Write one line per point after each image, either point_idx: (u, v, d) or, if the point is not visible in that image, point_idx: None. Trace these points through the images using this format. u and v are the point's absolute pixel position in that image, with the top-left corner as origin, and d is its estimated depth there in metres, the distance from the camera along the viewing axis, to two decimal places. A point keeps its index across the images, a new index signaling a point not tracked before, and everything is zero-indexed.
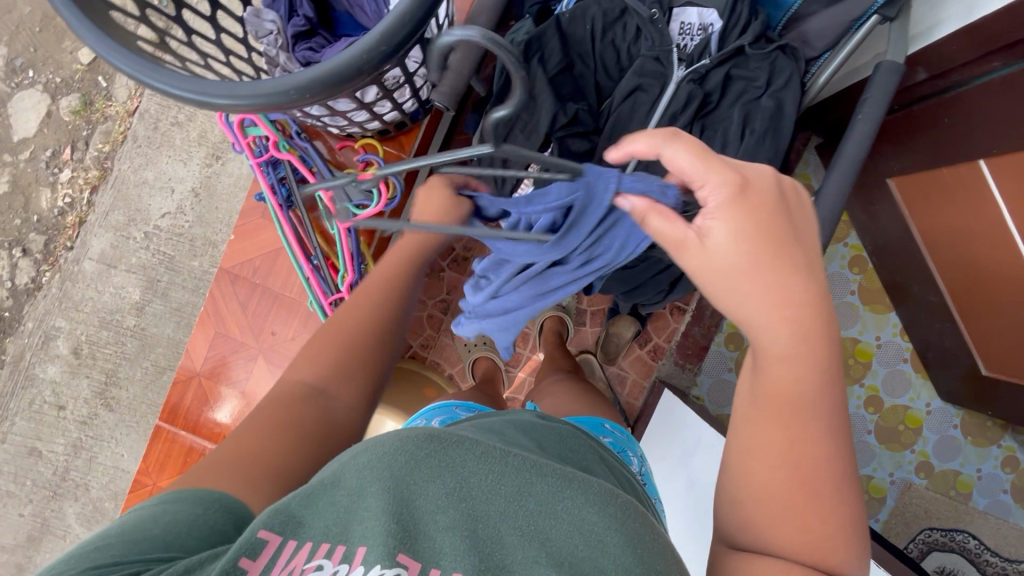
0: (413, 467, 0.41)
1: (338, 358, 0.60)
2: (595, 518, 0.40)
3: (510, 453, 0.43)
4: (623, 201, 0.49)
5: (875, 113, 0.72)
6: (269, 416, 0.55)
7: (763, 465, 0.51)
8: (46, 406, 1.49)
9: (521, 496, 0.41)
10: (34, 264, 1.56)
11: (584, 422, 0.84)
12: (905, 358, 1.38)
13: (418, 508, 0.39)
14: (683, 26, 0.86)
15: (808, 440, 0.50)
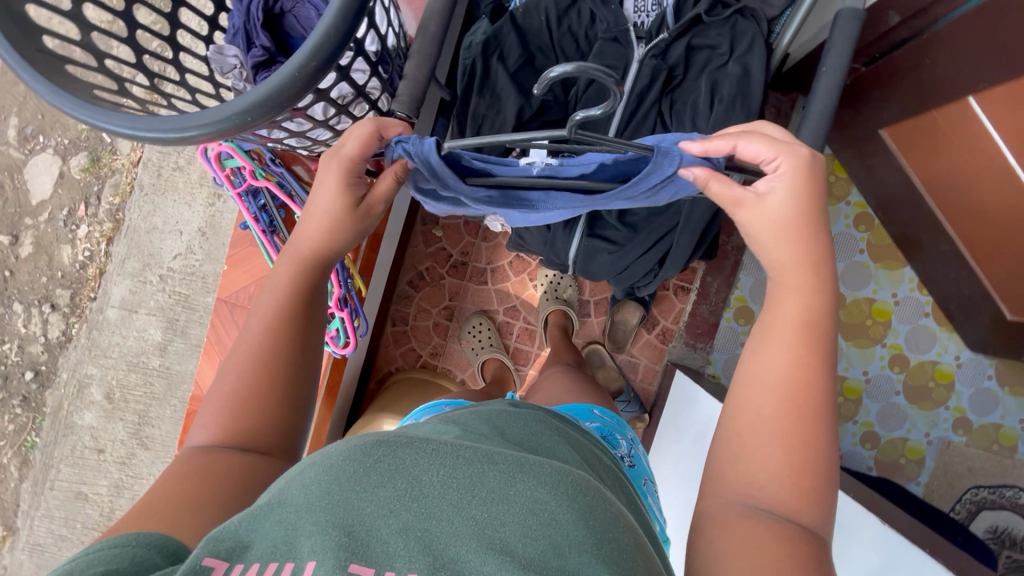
0: (361, 476, 0.43)
1: (244, 404, 0.56)
2: (547, 498, 0.43)
3: (459, 448, 0.45)
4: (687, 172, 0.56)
5: (839, 63, 0.71)
6: (182, 473, 0.51)
7: (762, 408, 0.51)
8: (87, 451, 1.56)
9: (474, 485, 0.43)
10: (63, 317, 1.65)
11: (571, 410, 0.85)
12: (926, 313, 1.33)
13: (370, 515, 0.41)
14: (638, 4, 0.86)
15: (808, 379, 0.51)
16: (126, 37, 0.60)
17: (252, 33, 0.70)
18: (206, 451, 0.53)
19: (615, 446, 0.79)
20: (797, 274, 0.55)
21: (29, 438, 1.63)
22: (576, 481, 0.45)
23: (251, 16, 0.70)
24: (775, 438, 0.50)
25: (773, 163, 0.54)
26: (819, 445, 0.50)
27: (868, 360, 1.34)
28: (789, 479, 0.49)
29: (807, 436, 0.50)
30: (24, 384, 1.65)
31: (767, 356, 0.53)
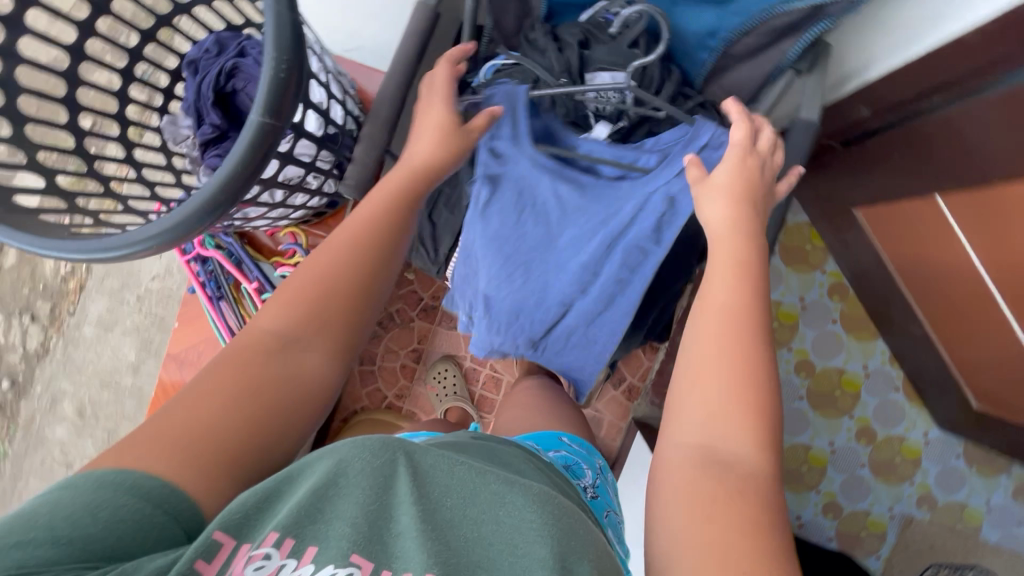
0: (368, 477, 0.45)
1: (302, 314, 0.57)
2: (534, 516, 0.45)
3: (458, 463, 0.48)
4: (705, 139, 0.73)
5: (790, 172, 0.71)
6: (238, 359, 0.54)
7: (708, 358, 0.55)
8: (57, 465, 1.58)
9: (468, 500, 0.46)
10: (42, 329, 1.66)
11: (538, 438, 0.82)
12: (897, 387, 1.31)
13: (374, 513, 0.44)
14: (597, 92, 0.78)
15: (746, 333, 0.56)
16: (68, 123, 0.61)
17: (205, 112, 0.71)
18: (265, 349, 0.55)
19: (579, 475, 0.76)
20: (725, 231, 0.62)
21: None
22: (561, 504, 0.48)
23: (204, 98, 0.70)
24: (722, 388, 0.53)
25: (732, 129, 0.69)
26: (760, 385, 0.54)
27: (834, 432, 1.32)
28: (736, 413, 0.52)
29: (754, 381, 0.54)
30: None
31: (699, 353, 0.56)
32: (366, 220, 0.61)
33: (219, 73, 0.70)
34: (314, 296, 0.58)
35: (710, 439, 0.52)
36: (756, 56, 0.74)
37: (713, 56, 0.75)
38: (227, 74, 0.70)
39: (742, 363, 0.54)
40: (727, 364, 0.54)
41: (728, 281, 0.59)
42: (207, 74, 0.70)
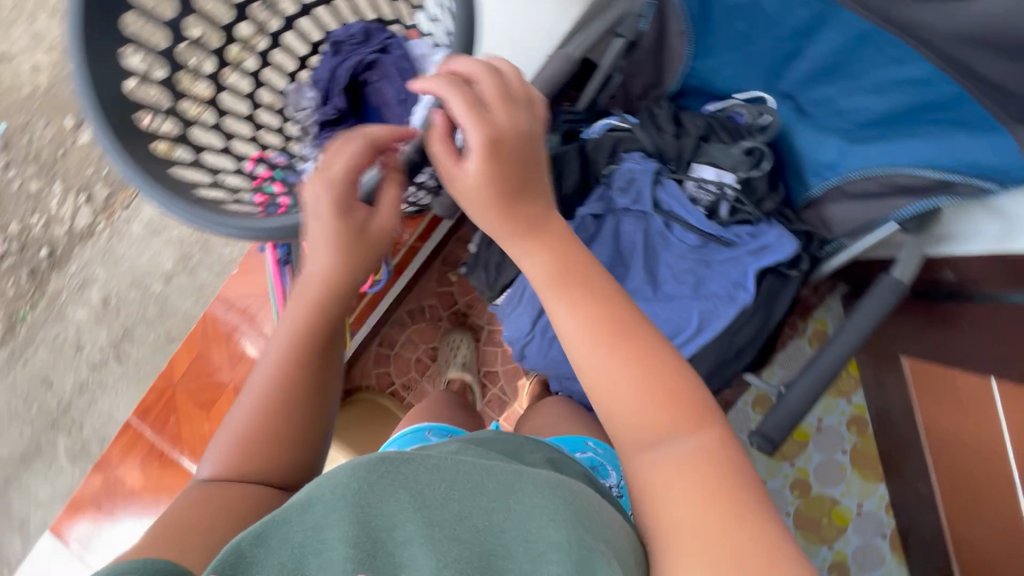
0: (368, 491, 0.42)
1: (250, 442, 0.58)
2: (545, 501, 0.44)
3: (457, 460, 0.46)
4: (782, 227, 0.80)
5: (863, 325, 0.70)
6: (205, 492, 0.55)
7: (622, 401, 0.49)
8: (68, 343, 1.63)
9: (474, 494, 0.44)
10: (92, 212, 1.72)
11: (564, 439, 0.84)
12: (884, 534, 1.28)
13: (377, 526, 0.41)
14: (699, 183, 0.81)
15: (637, 355, 0.50)
16: (212, 73, 0.64)
17: (333, 94, 0.74)
18: (219, 483, 0.55)
19: (606, 477, 0.79)
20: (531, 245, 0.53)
21: (22, 309, 1.70)
22: (570, 488, 0.47)
23: (338, 80, 0.73)
24: (637, 414, 0.48)
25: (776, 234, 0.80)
26: (669, 390, 0.49)
27: (810, 556, 1.30)
28: (661, 418, 0.48)
29: (672, 400, 0.48)
30: (37, 259, 1.73)
31: (592, 366, 0.50)
32: (299, 328, 0.60)
33: (360, 62, 0.73)
34: (269, 407, 0.59)
35: (644, 444, 0.48)
36: (863, 200, 0.73)
37: (824, 185, 0.76)
38: (365, 65, 0.73)
39: (622, 333, 0.50)
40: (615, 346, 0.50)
41: (535, 245, 0.53)
42: (348, 59, 0.73)
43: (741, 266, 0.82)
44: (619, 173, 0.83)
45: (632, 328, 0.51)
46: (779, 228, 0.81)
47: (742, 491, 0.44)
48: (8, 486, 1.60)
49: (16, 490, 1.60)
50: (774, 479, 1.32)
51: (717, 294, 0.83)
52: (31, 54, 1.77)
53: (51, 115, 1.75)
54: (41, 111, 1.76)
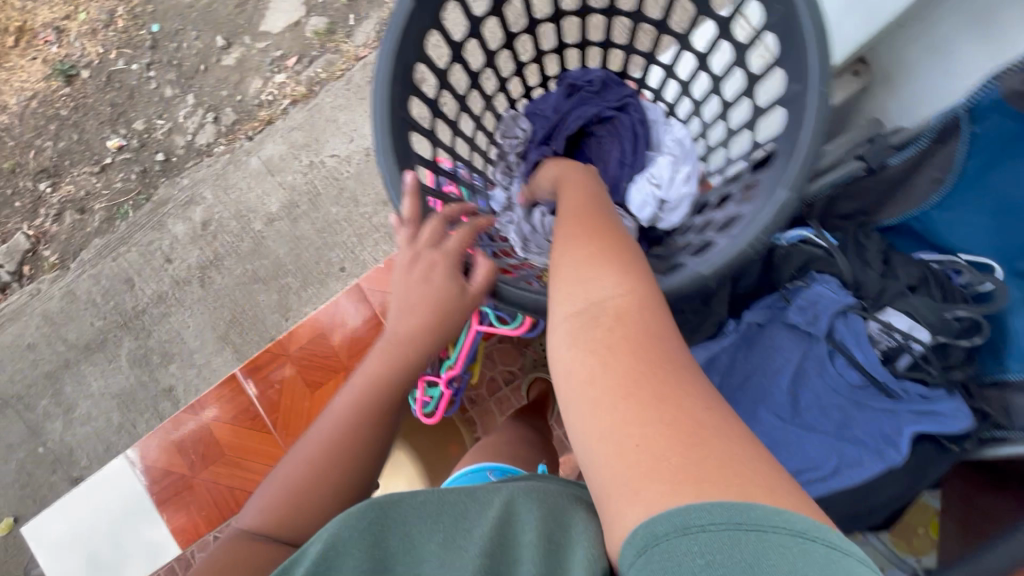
0: (364, 539, 0.50)
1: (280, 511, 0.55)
2: (516, 511, 0.51)
3: (441, 497, 0.54)
4: (956, 398, 0.75)
5: None
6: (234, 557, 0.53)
7: (581, 290, 0.45)
8: (159, 252, 1.65)
9: (456, 523, 0.52)
10: (215, 133, 1.74)
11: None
12: None
13: (369, 560, 0.49)
14: (884, 329, 0.76)
15: (607, 252, 0.48)
16: (461, 95, 0.63)
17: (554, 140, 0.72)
18: (251, 540, 0.54)
19: None
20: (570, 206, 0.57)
21: (124, 206, 1.74)
22: (544, 494, 0.54)
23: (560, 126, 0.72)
24: (589, 289, 0.45)
25: (947, 404, 0.75)
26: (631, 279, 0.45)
27: None
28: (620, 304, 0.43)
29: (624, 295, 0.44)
30: (151, 161, 1.76)
31: (574, 275, 0.47)
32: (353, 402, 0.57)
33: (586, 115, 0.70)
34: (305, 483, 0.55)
35: (582, 331, 0.43)
36: None
37: None
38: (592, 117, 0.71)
39: (594, 244, 0.49)
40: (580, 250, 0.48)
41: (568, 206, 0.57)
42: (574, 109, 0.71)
43: (897, 421, 0.78)
44: (806, 293, 0.80)
45: (602, 237, 0.50)
46: (957, 400, 0.75)
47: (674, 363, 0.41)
48: (65, 369, 1.64)
49: (71, 375, 1.64)
50: None
51: (863, 442, 0.79)
52: None
53: (204, 29, 1.78)
54: (196, 22, 1.79)
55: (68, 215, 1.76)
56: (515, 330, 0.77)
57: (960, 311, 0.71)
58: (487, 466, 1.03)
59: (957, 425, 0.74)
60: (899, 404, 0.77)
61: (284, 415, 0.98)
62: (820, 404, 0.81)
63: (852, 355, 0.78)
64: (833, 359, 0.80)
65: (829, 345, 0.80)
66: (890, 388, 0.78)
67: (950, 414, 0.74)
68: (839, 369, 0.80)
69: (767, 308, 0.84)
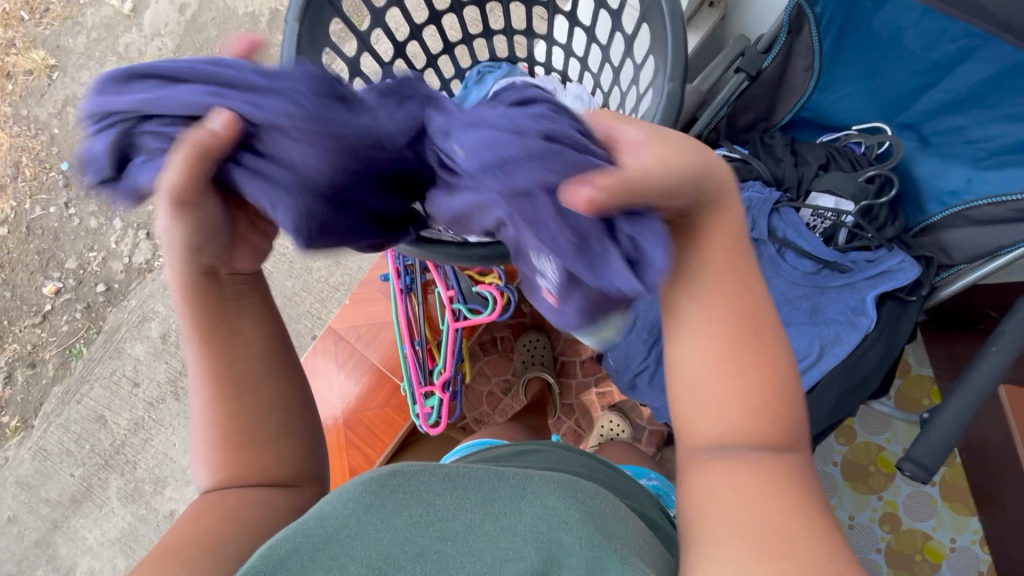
0: (378, 508, 0.47)
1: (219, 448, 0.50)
2: (556, 502, 0.51)
3: (470, 471, 0.53)
4: (894, 251, 0.81)
5: (1010, 349, 0.69)
6: (202, 511, 0.48)
7: (705, 376, 0.45)
8: (124, 379, 1.60)
9: (488, 502, 0.50)
10: (152, 247, 1.73)
11: (632, 468, 1.06)
12: (981, 572, 1.23)
13: (388, 542, 0.45)
14: (816, 212, 0.82)
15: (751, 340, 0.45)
16: None
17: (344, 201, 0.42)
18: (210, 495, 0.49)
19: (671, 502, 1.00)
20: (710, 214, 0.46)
21: (75, 345, 1.69)
22: (579, 488, 0.53)
23: (234, 75, 0.40)
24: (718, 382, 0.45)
25: (893, 258, 0.81)
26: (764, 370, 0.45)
27: None
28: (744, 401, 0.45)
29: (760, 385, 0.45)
30: (93, 294, 1.73)
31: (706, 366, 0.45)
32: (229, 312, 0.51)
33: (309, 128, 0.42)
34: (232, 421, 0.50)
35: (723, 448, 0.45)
36: (992, 225, 0.74)
37: (946, 211, 0.77)
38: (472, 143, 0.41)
39: (743, 351, 0.45)
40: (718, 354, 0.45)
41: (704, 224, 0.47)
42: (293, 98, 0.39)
43: (858, 292, 0.83)
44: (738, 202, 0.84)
45: (755, 335, 0.46)
46: (899, 254, 0.81)
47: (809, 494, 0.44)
48: (56, 530, 1.55)
49: (64, 534, 1.55)
50: (860, 513, 1.27)
51: (835, 319, 0.84)
52: None
53: None
54: None
55: (18, 373, 1.69)
56: (489, 316, 0.79)
57: (872, 172, 0.78)
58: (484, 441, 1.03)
59: (908, 274, 0.80)
60: (853, 275, 0.83)
61: None
62: (785, 301, 0.86)
63: (796, 245, 0.84)
64: (783, 255, 0.86)
65: (777, 244, 0.85)
66: (843, 263, 0.84)
67: (897, 263, 0.81)
68: (790, 261, 0.86)
69: None
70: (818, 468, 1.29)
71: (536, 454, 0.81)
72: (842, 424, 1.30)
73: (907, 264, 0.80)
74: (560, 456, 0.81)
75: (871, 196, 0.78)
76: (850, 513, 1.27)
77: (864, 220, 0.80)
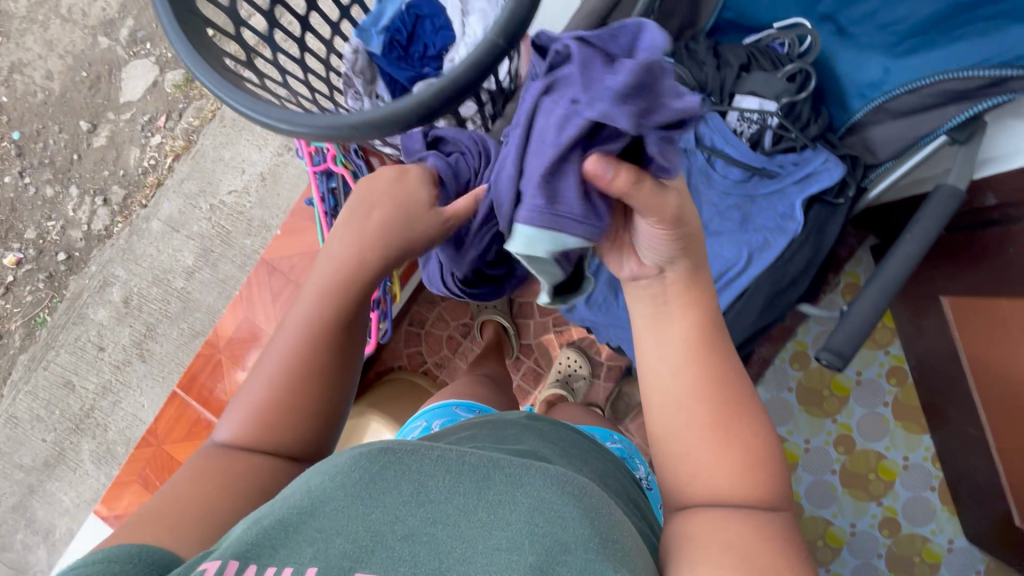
0: (370, 483, 0.47)
1: (265, 415, 0.58)
2: (552, 496, 0.48)
3: (466, 455, 0.50)
4: (816, 150, 0.81)
5: (924, 235, 0.70)
6: (202, 470, 0.54)
7: (693, 439, 0.55)
8: (89, 344, 1.60)
9: (481, 488, 0.48)
10: (110, 213, 1.72)
11: (595, 430, 0.98)
12: (932, 487, 1.26)
13: (376, 520, 0.45)
14: (742, 115, 0.82)
15: (734, 425, 0.55)
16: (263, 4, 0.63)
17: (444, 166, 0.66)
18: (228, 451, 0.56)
19: (636, 468, 0.91)
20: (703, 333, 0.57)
21: (40, 314, 1.69)
22: (579, 483, 0.50)
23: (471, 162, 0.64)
24: (703, 446, 0.54)
25: (814, 157, 0.81)
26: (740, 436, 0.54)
27: (859, 514, 1.27)
28: (726, 459, 0.53)
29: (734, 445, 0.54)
30: (54, 264, 1.72)
31: (691, 441, 0.55)
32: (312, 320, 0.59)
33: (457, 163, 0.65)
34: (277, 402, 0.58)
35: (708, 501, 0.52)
36: (913, 116, 0.74)
37: (867, 106, 0.78)
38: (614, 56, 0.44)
39: (726, 426, 0.55)
40: (688, 410, 0.55)
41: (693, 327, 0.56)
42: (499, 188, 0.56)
43: (787, 197, 0.82)
44: None
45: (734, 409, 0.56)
46: (823, 154, 0.81)
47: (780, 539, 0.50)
48: (31, 495, 1.57)
49: (40, 498, 1.57)
50: (815, 437, 1.29)
51: (763, 226, 0.83)
52: (44, 61, 1.78)
53: (65, 120, 1.76)
54: (55, 116, 1.77)
55: None
56: None
57: (791, 68, 0.78)
58: (454, 402, 0.95)
59: (831, 176, 0.80)
60: (779, 179, 0.83)
61: (216, 396, 0.92)
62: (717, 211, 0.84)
63: (724, 151, 0.83)
64: (713, 163, 0.85)
65: (706, 152, 0.84)
66: (770, 169, 0.83)
67: (820, 162, 0.81)
68: (720, 169, 0.84)
69: None
70: (773, 394, 1.31)
71: (513, 428, 0.69)
72: (796, 349, 1.32)
73: (829, 163, 0.80)
74: (536, 429, 0.71)
75: (792, 92, 0.78)
76: (805, 437, 1.29)
77: (789, 120, 0.80)
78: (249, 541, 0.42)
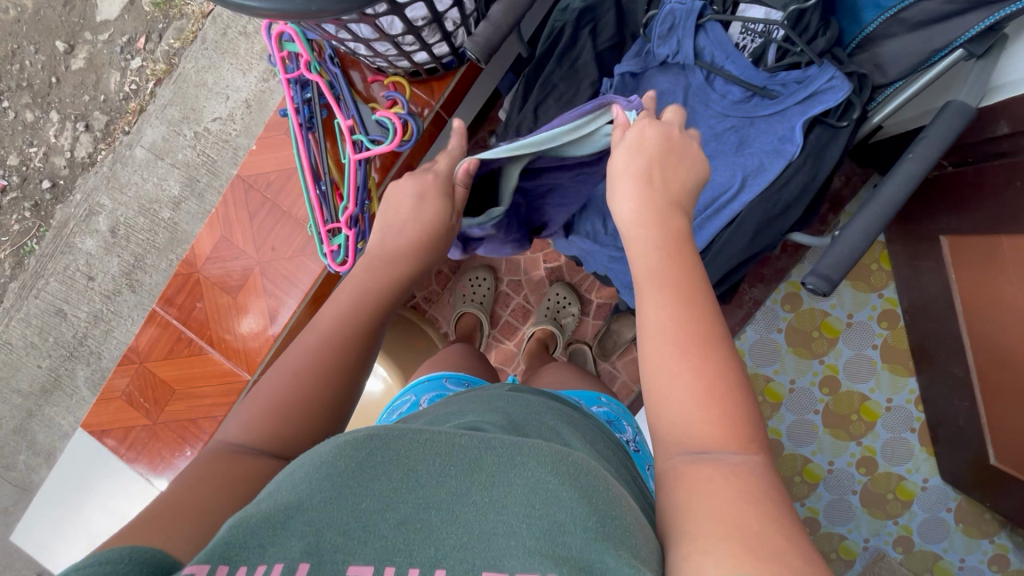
0: (356, 471, 0.40)
1: (276, 408, 0.55)
2: (548, 477, 0.40)
3: (455, 436, 0.43)
4: (821, 67, 0.75)
5: (927, 154, 0.67)
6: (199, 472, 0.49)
7: (681, 404, 0.47)
8: (79, 274, 1.59)
9: (471, 472, 0.41)
10: (93, 141, 1.66)
11: (578, 394, 0.86)
12: (913, 428, 1.28)
13: (365, 511, 0.37)
14: (746, 27, 0.78)
15: (722, 375, 0.48)
16: None
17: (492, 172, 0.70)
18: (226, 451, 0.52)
19: (622, 430, 0.82)
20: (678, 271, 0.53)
21: (28, 244, 1.67)
22: (576, 462, 0.42)
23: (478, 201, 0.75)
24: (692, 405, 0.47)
25: (817, 72, 0.75)
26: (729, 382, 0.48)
27: (837, 453, 1.29)
28: (718, 416, 0.46)
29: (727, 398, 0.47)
30: (39, 192, 1.68)
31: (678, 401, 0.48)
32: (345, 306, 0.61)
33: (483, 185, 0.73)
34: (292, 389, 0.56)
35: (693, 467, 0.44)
36: (925, 28, 0.70)
37: (880, 17, 0.72)
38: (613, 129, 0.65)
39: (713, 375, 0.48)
40: (680, 367, 0.48)
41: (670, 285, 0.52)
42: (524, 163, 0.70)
43: (787, 119, 0.78)
44: (660, 17, 0.79)
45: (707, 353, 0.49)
46: (829, 70, 0.74)
47: (780, 495, 0.42)
48: (31, 418, 1.60)
49: (40, 421, 1.61)
50: (801, 377, 1.30)
51: (762, 150, 0.79)
52: None
53: (40, 40, 1.68)
54: (29, 36, 1.68)
55: None
56: (389, 145, 0.75)
57: None
58: (443, 374, 0.86)
59: (836, 95, 0.74)
60: (778, 99, 0.78)
61: (198, 316, 0.92)
62: (709, 132, 0.82)
63: (721, 68, 0.80)
64: (711, 82, 0.81)
65: (705, 70, 0.81)
66: (769, 91, 0.78)
67: (825, 80, 0.74)
68: (716, 86, 0.81)
69: (629, 60, 0.82)
70: (761, 334, 1.31)
71: (501, 401, 0.59)
72: (789, 291, 1.30)
73: (833, 84, 0.74)
74: (523, 403, 0.59)
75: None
76: (791, 377, 1.30)
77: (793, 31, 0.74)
78: (233, 543, 0.35)
